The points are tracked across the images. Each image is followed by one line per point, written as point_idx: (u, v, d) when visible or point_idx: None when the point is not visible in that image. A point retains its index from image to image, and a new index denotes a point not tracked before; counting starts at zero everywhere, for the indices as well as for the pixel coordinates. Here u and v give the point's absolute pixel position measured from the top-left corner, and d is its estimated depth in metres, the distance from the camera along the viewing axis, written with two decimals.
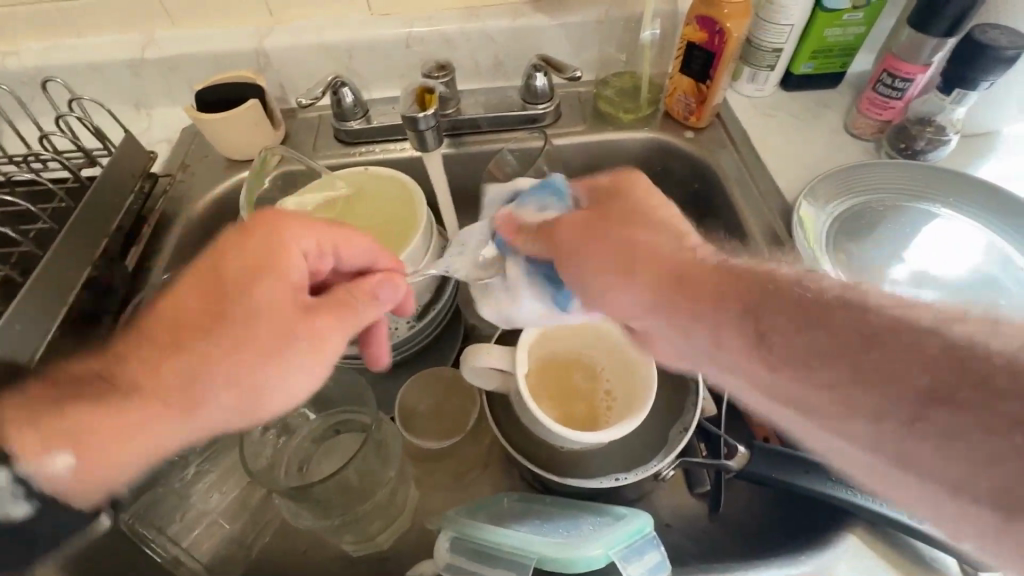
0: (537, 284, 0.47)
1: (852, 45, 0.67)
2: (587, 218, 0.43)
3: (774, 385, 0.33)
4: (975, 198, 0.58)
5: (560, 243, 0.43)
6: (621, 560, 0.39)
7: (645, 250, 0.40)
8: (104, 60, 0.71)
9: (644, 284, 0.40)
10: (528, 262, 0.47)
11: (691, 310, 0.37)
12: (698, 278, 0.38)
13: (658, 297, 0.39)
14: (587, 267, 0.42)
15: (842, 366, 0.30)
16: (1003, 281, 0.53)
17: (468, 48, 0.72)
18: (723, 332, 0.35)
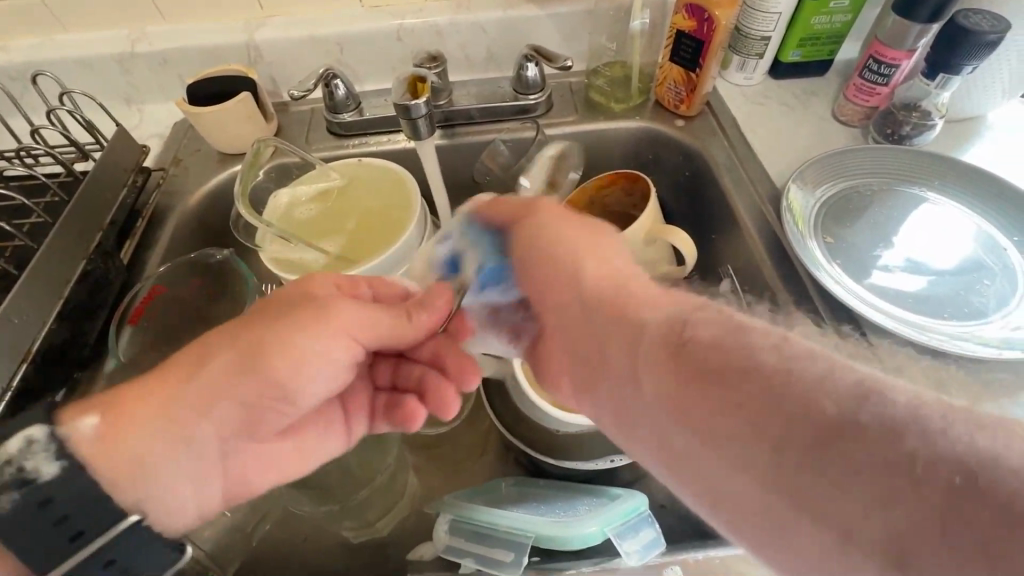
0: (474, 260, 0.46)
1: (839, 33, 0.67)
2: (542, 212, 0.42)
3: (648, 387, 0.30)
4: (960, 181, 0.59)
5: (511, 215, 0.43)
6: (617, 537, 0.40)
7: (570, 238, 0.39)
8: (94, 56, 0.71)
9: (575, 279, 0.37)
10: (473, 244, 0.46)
11: (608, 307, 0.34)
12: (615, 285, 0.35)
13: (572, 277, 0.37)
14: (535, 252, 0.39)
15: (728, 373, 0.26)
16: (989, 262, 0.54)
17: (460, 39, 0.72)
18: (631, 325, 0.32)
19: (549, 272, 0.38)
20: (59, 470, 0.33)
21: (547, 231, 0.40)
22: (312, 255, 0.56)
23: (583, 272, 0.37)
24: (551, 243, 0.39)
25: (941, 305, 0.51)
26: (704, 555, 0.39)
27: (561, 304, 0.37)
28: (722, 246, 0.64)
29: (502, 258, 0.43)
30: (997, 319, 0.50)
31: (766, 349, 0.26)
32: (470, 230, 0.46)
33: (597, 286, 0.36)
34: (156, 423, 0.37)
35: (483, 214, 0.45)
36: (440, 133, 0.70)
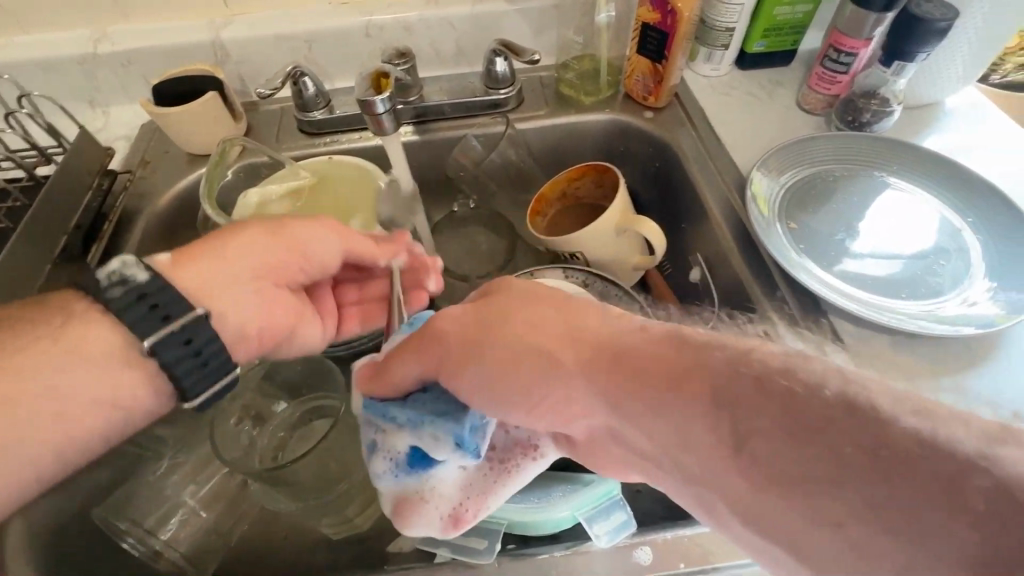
0: (436, 438, 0.37)
1: (801, 23, 0.69)
2: (451, 334, 0.37)
3: (659, 454, 0.30)
4: (918, 166, 0.61)
5: (428, 359, 0.37)
6: (587, 520, 0.41)
7: (507, 329, 0.35)
8: (55, 57, 0.70)
9: (560, 369, 0.33)
10: (412, 426, 0.38)
11: (599, 377, 0.31)
12: (589, 346, 0.33)
13: (550, 367, 0.33)
14: (505, 378, 0.34)
15: (723, 442, 0.26)
16: (945, 244, 0.56)
17: (429, 34, 0.72)
18: (620, 399, 0.30)
19: (537, 401, 0.34)
20: (150, 275, 0.38)
21: (482, 346, 0.35)
22: None
23: (563, 360, 0.33)
24: (494, 354, 0.35)
25: (898, 286, 0.53)
26: (673, 533, 0.41)
27: (576, 399, 0.33)
28: (691, 234, 0.65)
29: (457, 416, 0.37)
30: (952, 298, 0.52)
31: (755, 414, 0.26)
32: (395, 417, 0.39)
33: (579, 367, 0.32)
34: (217, 272, 0.41)
35: (383, 377, 0.39)
36: (411, 129, 0.70)
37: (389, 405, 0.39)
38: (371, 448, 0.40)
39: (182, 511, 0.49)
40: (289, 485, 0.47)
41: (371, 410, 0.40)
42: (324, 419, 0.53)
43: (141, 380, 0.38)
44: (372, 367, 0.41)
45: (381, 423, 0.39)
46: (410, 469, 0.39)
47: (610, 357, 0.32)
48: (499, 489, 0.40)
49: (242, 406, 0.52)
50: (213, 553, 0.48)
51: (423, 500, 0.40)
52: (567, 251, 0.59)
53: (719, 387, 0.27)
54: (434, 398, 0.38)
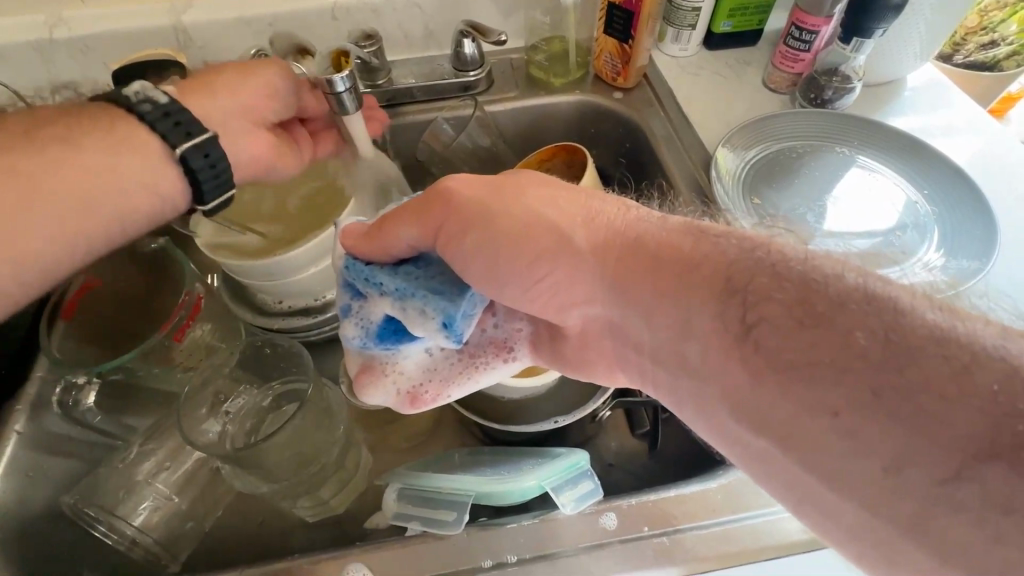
0: (423, 314, 0.37)
1: (766, 3, 0.69)
2: (462, 196, 0.37)
3: (665, 348, 0.33)
4: (880, 140, 0.63)
5: (432, 224, 0.37)
6: (554, 490, 0.42)
7: (524, 204, 0.36)
8: (9, 43, 0.68)
9: (573, 253, 0.35)
10: (399, 296, 0.38)
11: (611, 261, 0.34)
12: (597, 238, 0.35)
13: (561, 249, 0.35)
14: (505, 248, 0.36)
15: (735, 330, 0.29)
16: (902, 215, 0.58)
17: (396, 17, 0.72)
18: (633, 286, 0.34)
19: (538, 280, 0.36)
20: (169, 98, 0.43)
21: (494, 217, 0.36)
22: (249, 238, 0.54)
23: (576, 243, 0.35)
24: (509, 228, 0.36)
25: (857, 258, 0.55)
26: (637, 499, 0.42)
27: (588, 297, 0.36)
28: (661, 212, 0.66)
29: (450, 299, 0.37)
30: (905, 268, 0.54)
31: (765, 300, 0.29)
32: (384, 284, 0.38)
33: (592, 250, 0.35)
34: (214, 126, 0.47)
35: (376, 244, 0.38)
36: (382, 113, 0.70)
37: (373, 266, 0.39)
38: (349, 309, 0.40)
39: (153, 498, 0.49)
40: (260, 466, 0.47)
41: (351, 274, 0.40)
42: (291, 399, 0.53)
43: (171, 182, 0.44)
44: (361, 229, 0.40)
45: (362, 282, 0.39)
46: (380, 341, 0.41)
47: (626, 247, 0.34)
48: (465, 381, 0.43)
49: (213, 393, 0.52)
50: (188, 538, 0.50)
51: (384, 372, 0.42)
52: None
53: (733, 278, 0.30)
54: (426, 277, 0.38)
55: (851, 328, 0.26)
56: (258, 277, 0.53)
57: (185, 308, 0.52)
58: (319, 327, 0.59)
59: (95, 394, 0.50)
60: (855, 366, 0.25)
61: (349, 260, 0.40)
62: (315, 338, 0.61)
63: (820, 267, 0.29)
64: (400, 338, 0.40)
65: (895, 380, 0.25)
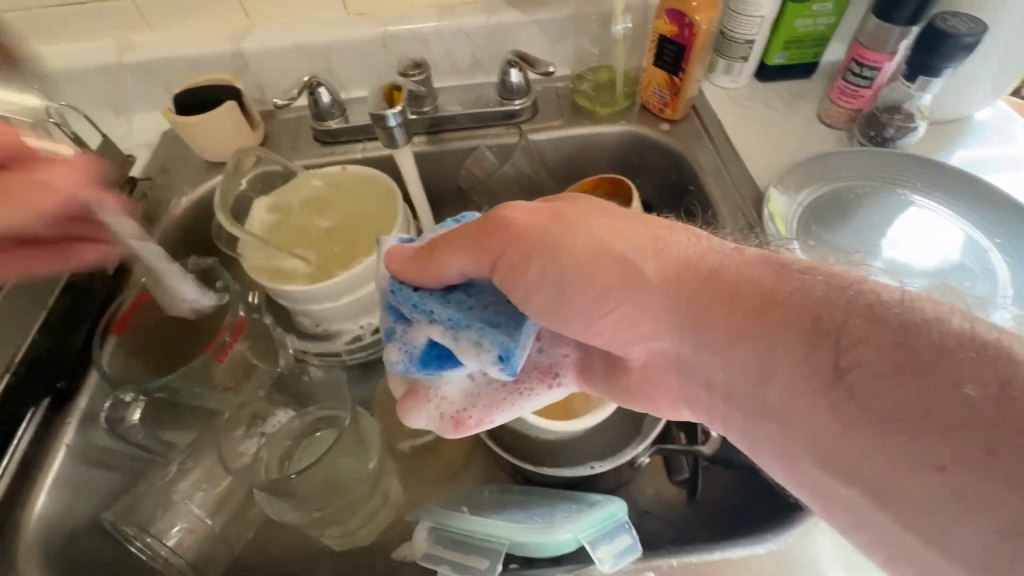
0: (479, 346, 0.35)
1: (824, 35, 0.67)
2: (523, 226, 0.37)
3: (742, 391, 0.31)
4: (947, 186, 0.59)
5: (490, 254, 0.37)
6: (591, 543, 0.40)
7: (589, 236, 0.36)
8: (83, 66, 0.72)
9: (642, 285, 0.34)
10: (451, 326, 0.36)
11: (681, 298, 0.33)
12: (663, 269, 0.34)
13: (629, 282, 0.34)
14: (572, 277, 0.35)
15: (825, 374, 0.27)
16: (971, 265, 0.54)
17: (445, 46, 0.73)
18: (706, 322, 0.32)
19: (603, 313, 0.36)
20: None
21: (558, 247, 0.36)
22: (296, 264, 0.55)
23: (645, 274, 0.34)
24: (573, 257, 0.35)
25: None
26: (678, 559, 0.41)
27: (652, 329, 0.35)
28: None
29: (509, 333, 0.35)
30: None
31: (864, 347, 0.26)
32: (434, 311, 0.37)
33: (661, 282, 0.34)
34: None
35: (428, 271, 0.38)
36: (425, 139, 0.70)
37: (424, 290, 0.38)
38: (394, 333, 0.39)
39: (187, 518, 0.50)
40: (295, 497, 0.47)
41: (398, 297, 0.39)
42: (326, 428, 0.53)
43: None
44: (410, 250, 0.39)
45: (411, 305, 0.38)
46: (423, 367, 0.38)
47: (697, 278, 0.33)
48: (509, 408, 0.41)
49: (250, 413, 0.54)
50: (219, 560, 0.50)
51: (427, 398, 0.41)
52: None
53: (823, 317, 0.28)
54: (480, 307, 0.37)
55: (957, 379, 0.24)
56: (300, 300, 0.53)
57: (230, 329, 0.54)
58: (355, 352, 0.59)
59: (139, 411, 0.52)
60: (962, 421, 0.23)
61: (397, 282, 0.39)
62: (351, 360, 0.61)
63: (921, 307, 0.27)
64: (449, 364, 0.38)
65: (1016, 440, 0.22)
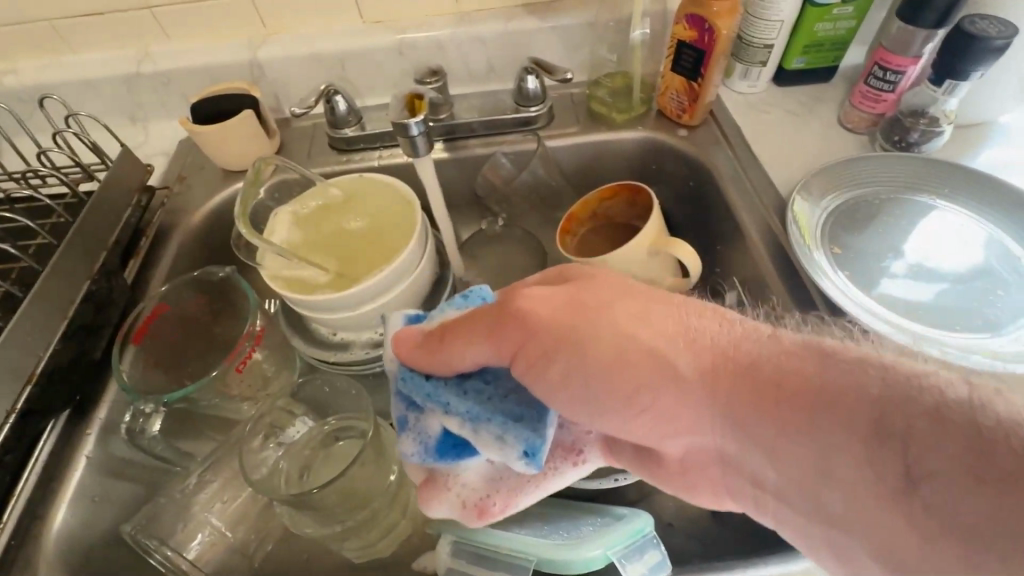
0: (502, 442, 0.35)
1: (844, 39, 0.67)
2: (541, 314, 0.36)
3: (797, 492, 0.30)
4: (978, 192, 0.58)
5: (507, 345, 0.36)
6: (620, 560, 0.40)
7: (614, 324, 0.35)
8: (101, 77, 0.72)
9: (679, 380, 0.33)
10: (470, 419, 0.36)
11: (721, 390, 0.32)
12: (693, 358, 0.33)
13: (661, 371, 0.34)
14: (603, 372, 0.34)
15: (895, 482, 0.26)
16: (1002, 273, 0.53)
17: (460, 53, 0.72)
18: (752, 421, 0.31)
19: (639, 410, 0.34)
20: None
21: (582, 338, 0.35)
22: (315, 272, 0.55)
23: (680, 368, 0.33)
24: (602, 350, 0.34)
25: (954, 317, 0.50)
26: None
27: (695, 424, 0.34)
28: (726, 258, 0.63)
29: (532, 428, 0.35)
30: (1012, 332, 0.48)
31: (924, 448, 0.25)
32: (450, 403, 0.37)
33: (694, 373, 0.33)
34: None
35: (438, 360, 0.37)
36: (442, 146, 0.70)
37: (438, 378, 0.38)
38: (410, 424, 0.39)
39: (207, 531, 0.50)
40: (316, 509, 0.46)
41: (410, 385, 0.38)
42: (344, 438, 0.53)
43: None
44: (422, 333, 0.39)
45: (426, 396, 0.38)
46: (440, 456, 0.39)
47: (736, 374, 0.32)
48: (533, 491, 0.40)
49: (269, 423, 0.53)
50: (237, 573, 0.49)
51: (447, 485, 0.40)
52: None
53: (882, 415, 0.27)
54: (498, 397, 0.37)
55: None
56: (322, 308, 0.53)
57: (251, 338, 0.54)
58: (373, 362, 0.59)
59: (160, 420, 0.51)
60: None
61: (407, 371, 0.39)
62: (369, 370, 0.60)
63: (990, 404, 0.25)
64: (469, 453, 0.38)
65: None
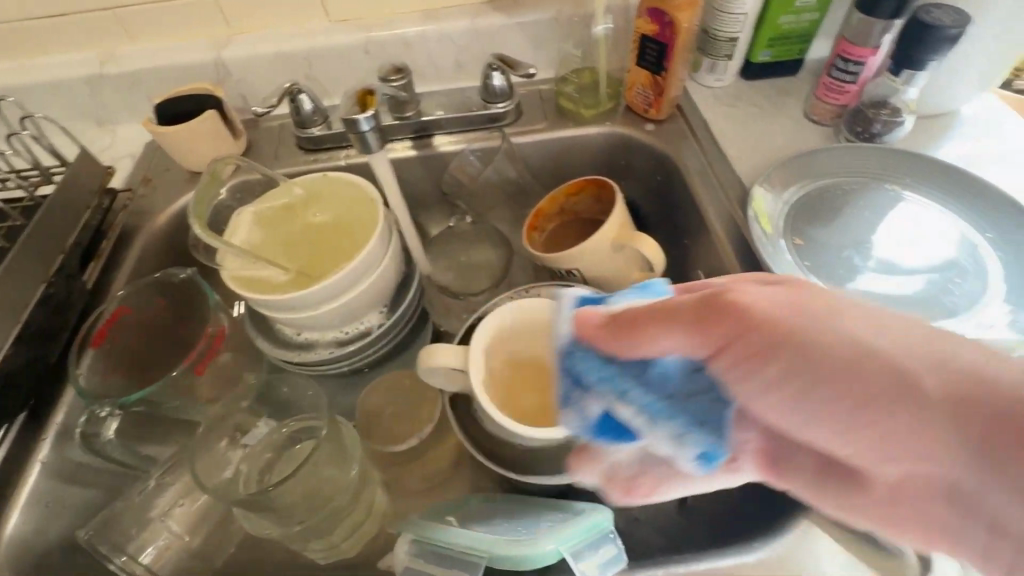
0: (680, 443, 0.31)
1: (808, 32, 0.67)
2: (758, 314, 0.26)
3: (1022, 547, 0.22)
4: (937, 181, 0.58)
5: (717, 342, 0.27)
6: (574, 556, 0.39)
7: (844, 328, 0.25)
8: (65, 79, 0.71)
9: (912, 404, 0.23)
10: (645, 414, 0.31)
11: (954, 425, 0.22)
12: (938, 382, 0.23)
13: (899, 392, 0.23)
14: (771, 372, 0.26)
15: None
16: (961, 261, 0.53)
17: (427, 50, 0.72)
18: (987, 468, 0.22)
19: (859, 432, 0.25)
20: None
21: (800, 343, 0.25)
22: (275, 272, 0.54)
23: (908, 388, 0.23)
24: (825, 361, 0.25)
25: (913, 306, 0.50)
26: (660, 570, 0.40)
27: (899, 451, 0.24)
28: (693, 252, 0.63)
29: (705, 432, 0.30)
30: (966, 320, 0.48)
31: None
32: (629, 394, 0.31)
33: (950, 406, 0.22)
34: None
35: (627, 346, 0.30)
36: (409, 145, 0.70)
37: (613, 364, 0.31)
38: (565, 404, 0.33)
39: (165, 536, 0.49)
40: (274, 509, 0.46)
41: (575, 368, 0.32)
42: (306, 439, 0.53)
43: None
44: (608, 317, 0.31)
45: (616, 387, 0.31)
46: (598, 436, 0.34)
47: (979, 409, 0.22)
48: (689, 478, 0.36)
49: (232, 425, 0.54)
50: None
51: (599, 456, 0.38)
52: (563, 268, 0.59)
53: None
54: (684, 394, 0.30)
55: None
56: (282, 309, 0.52)
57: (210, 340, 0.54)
58: (338, 361, 0.59)
59: (117, 424, 0.51)
60: None
61: (574, 348, 0.32)
62: (336, 370, 0.60)
63: None
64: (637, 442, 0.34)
65: None
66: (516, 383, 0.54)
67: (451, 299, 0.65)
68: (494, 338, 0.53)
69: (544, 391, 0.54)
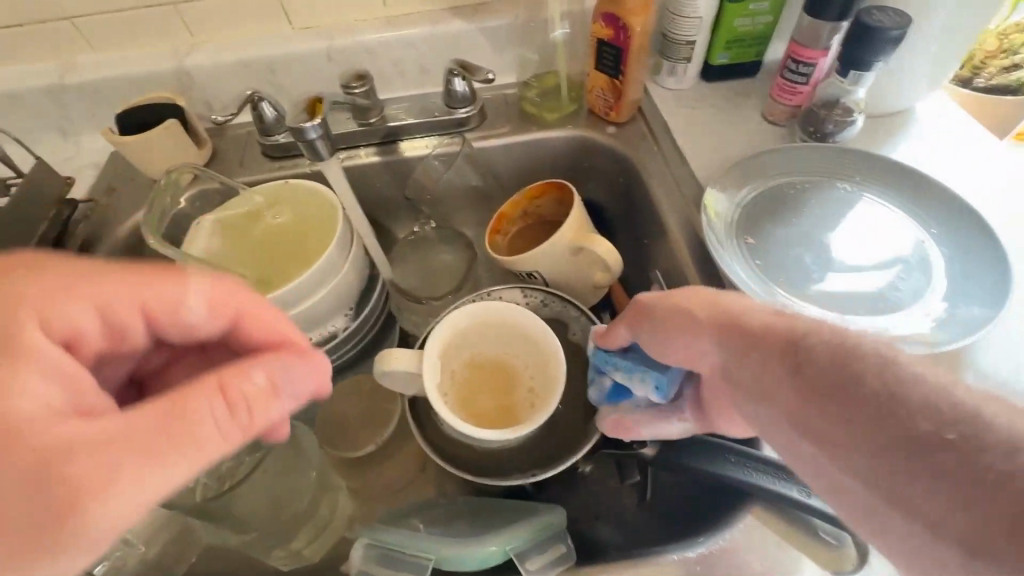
0: (646, 384, 0.45)
1: (764, 34, 0.68)
2: (666, 299, 0.41)
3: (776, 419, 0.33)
4: (885, 179, 0.59)
5: (637, 323, 0.44)
6: (519, 556, 0.40)
7: (689, 298, 0.41)
8: (25, 90, 0.71)
9: (696, 326, 0.39)
10: (628, 372, 0.46)
11: (725, 335, 0.37)
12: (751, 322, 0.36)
13: (692, 322, 0.39)
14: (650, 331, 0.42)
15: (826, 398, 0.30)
16: (906, 256, 0.54)
17: (391, 56, 0.73)
18: (748, 358, 0.35)
19: (680, 348, 0.40)
20: None
21: (682, 309, 0.40)
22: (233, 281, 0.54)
23: (698, 317, 0.39)
24: (677, 312, 0.40)
25: (859, 302, 0.51)
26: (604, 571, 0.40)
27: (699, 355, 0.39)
28: (653, 252, 0.64)
29: (663, 373, 0.45)
30: (910, 314, 0.50)
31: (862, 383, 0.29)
32: (615, 362, 0.47)
33: (727, 327, 0.37)
34: None
35: (607, 338, 0.47)
36: (374, 151, 0.70)
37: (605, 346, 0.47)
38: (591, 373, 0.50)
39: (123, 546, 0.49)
40: (230, 517, 0.46)
41: (597, 351, 0.48)
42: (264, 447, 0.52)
43: None
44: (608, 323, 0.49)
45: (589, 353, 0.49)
46: (609, 399, 0.48)
47: (735, 326, 0.36)
48: (659, 423, 0.45)
49: None
50: None
51: (610, 419, 0.48)
52: (524, 270, 0.59)
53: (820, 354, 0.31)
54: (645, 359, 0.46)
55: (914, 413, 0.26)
56: None
57: None
58: None
59: None
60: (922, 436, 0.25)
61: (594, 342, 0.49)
62: None
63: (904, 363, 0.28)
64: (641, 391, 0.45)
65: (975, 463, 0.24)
66: (476, 387, 0.54)
67: (415, 304, 0.65)
68: (450, 344, 0.53)
69: (504, 394, 0.54)
